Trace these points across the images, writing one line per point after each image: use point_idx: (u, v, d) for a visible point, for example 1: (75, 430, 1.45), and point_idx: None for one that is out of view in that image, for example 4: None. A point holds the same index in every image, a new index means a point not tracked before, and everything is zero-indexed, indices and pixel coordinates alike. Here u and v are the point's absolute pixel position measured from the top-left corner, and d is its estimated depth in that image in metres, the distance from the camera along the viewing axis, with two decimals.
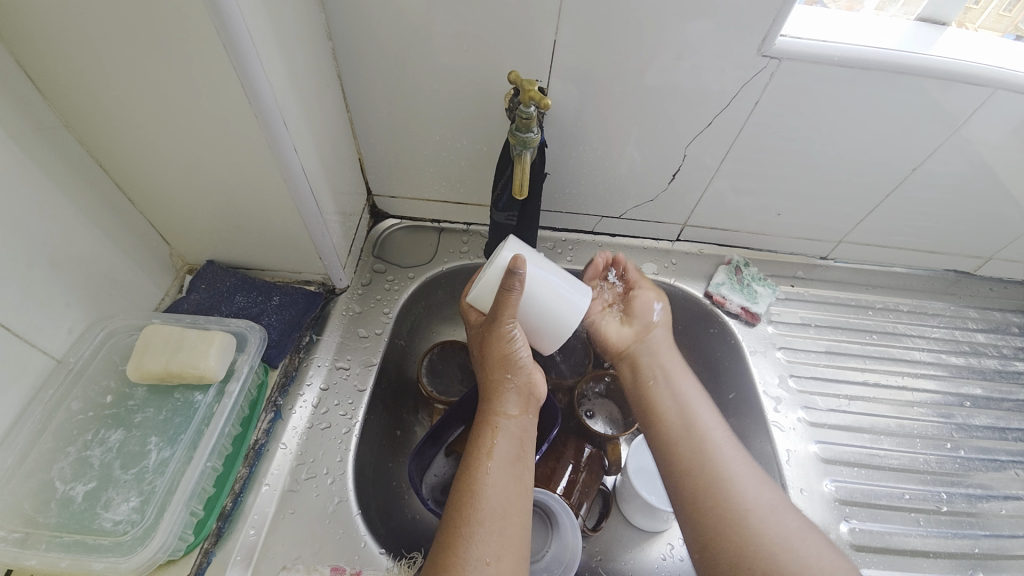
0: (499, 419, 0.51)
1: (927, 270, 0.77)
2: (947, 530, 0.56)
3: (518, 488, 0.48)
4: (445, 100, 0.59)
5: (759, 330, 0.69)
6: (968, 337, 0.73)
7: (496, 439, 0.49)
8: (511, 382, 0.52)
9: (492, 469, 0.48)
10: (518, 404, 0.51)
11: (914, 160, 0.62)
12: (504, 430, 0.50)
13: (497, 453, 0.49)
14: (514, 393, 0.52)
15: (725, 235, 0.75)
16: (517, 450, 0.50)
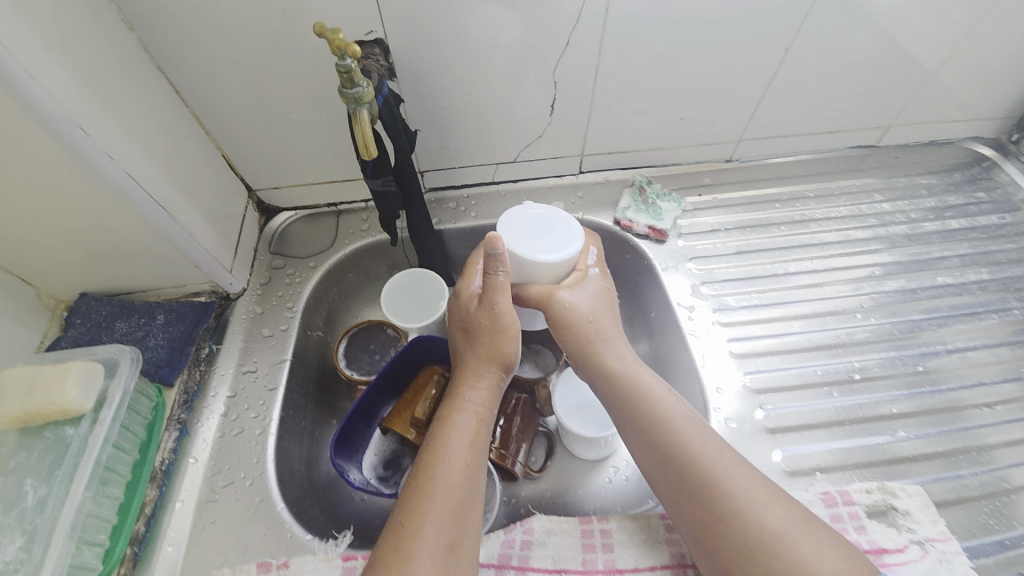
0: (469, 407, 0.50)
1: (831, 152, 0.77)
2: (867, 397, 0.57)
3: (478, 478, 0.46)
4: (286, 70, 0.54)
5: (669, 245, 0.69)
6: (874, 210, 0.73)
7: (463, 425, 0.48)
8: (489, 371, 0.52)
9: (453, 455, 0.46)
10: (489, 397, 0.51)
11: (786, 37, 0.60)
12: (471, 416, 0.49)
13: (460, 437, 0.47)
14: (486, 384, 0.51)
15: (625, 157, 0.73)
16: (480, 436, 0.49)
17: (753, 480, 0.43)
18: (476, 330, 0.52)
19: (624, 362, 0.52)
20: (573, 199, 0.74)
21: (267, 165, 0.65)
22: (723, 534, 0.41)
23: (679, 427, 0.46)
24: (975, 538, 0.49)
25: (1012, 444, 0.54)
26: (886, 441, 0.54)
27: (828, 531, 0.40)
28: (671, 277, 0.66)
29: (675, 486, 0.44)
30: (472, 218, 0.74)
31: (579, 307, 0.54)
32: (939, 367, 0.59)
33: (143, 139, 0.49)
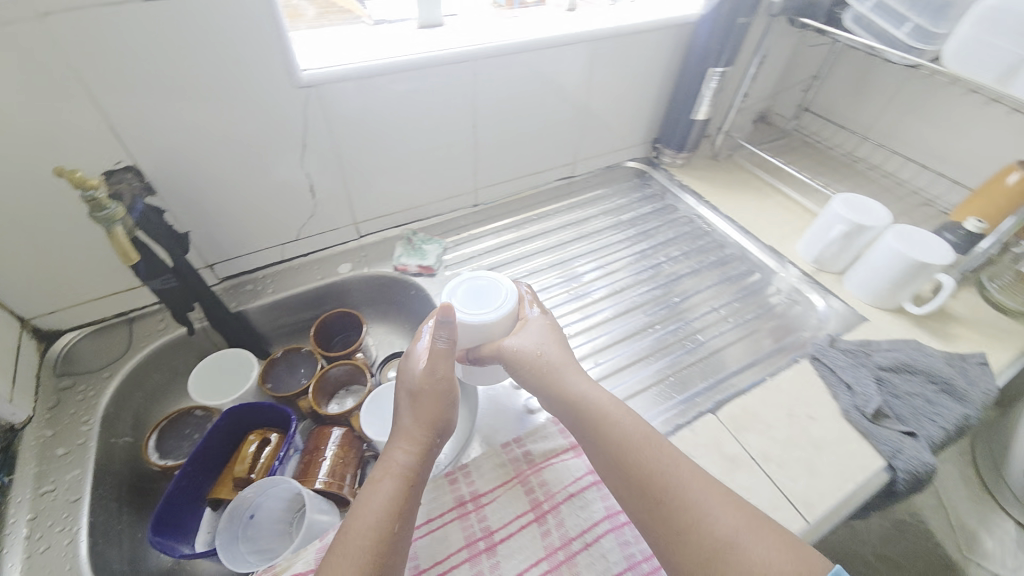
0: (404, 466, 0.55)
1: (542, 185, 1.08)
2: (583, 343, 0.81)
3: (399, 544, 0.50)
4: (44, 205, 0.61)
5: (439, 276, 0.88)
6: (574, 220, 1.05)
7: (400, 485, 0.54)
8: (425, 439, 0.58)
9: (381, 519, 0.50)
10: (417, 461, 0.56)
11: (468, 119, 0.86)
12: (416, 467, 0.56)
13: (393, 505, 0.52)
14: (418, 449, 0.57)
15: (393, 218, 0.92)
16: (407, 505, 0.53)
17: (697, 481, 0.53)
18: (421, 395, 0.60)
19: (570, 390, 0.63)
20: (357, 258, 0.90)
21: (40, 293, 0.68)
22: (692, 531, 0.50)
23: (626, 441, 0.57)
24: (658, 407, 0.72)
25: (671, 345, 0.82)
26: (593, 369, 0.78)
27: (768, 533, 0.49)
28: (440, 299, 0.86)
29: (641, 500, 0.54)
30: (269, 293, 0.85)
31: (528, 346, 0.67)
32: (624, 308, 0.87)
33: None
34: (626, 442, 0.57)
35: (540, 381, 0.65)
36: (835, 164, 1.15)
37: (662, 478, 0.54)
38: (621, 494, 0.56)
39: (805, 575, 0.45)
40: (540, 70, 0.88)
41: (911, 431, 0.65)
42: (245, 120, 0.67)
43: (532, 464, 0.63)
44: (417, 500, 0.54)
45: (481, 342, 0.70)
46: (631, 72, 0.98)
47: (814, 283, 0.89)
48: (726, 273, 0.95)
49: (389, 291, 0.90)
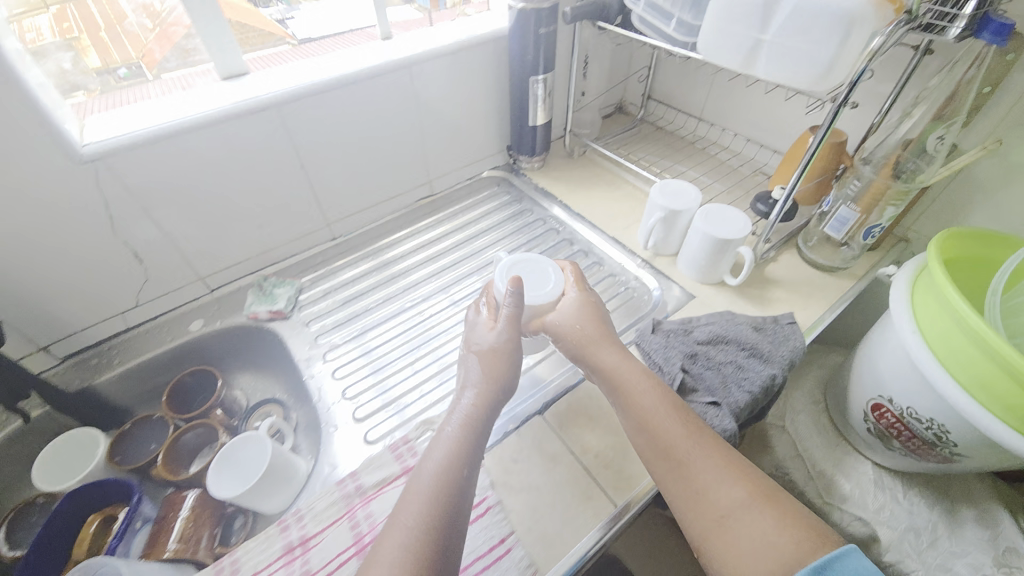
0: (465, 430, 0.62)
1: (404, 209, 1.11)
2: (433, 363, 0.82)
3: (461, 501, 0.55)
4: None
5: (291, 318, 0.89)
6: (434, 239, 1.07)
7: (463, 446, 0.60)
8: (512, 365, 0.70)
9: (450, 463, 0.57)
10: (462, 427, 0.62)
11: (294, 163, 0.88)
12: (460, 434, 0.61)
13: (462, 455, 0.59)
14: (478, 404, 0.65)
15: (243, 266, 0.93)
16: (468, 454, 0.60)
17: (714, 459, 0.60)
18: (495, 351, 0.71)
19: (614, 362, 0.71)
20: (209, 313, 0.91)
21: None
22: (708, 495, 0.58)
23: (654, 413, 0.65)
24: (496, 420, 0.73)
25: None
26: (441, 389, 0.79)
27: (775, 512, 0.54)
28: (294, 341, 0.86)
29: (661, 466, 0.62)
30: (119, 363, 0.84)
31: (574, 329, 0.75)
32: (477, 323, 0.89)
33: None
34: (651, 421, 0.64)
35: (585, 362, 0.73)
36: (682, 147, 1.21)
37: (674, 446, 0.61)
38: (650, 463, 0.63)
39: (814, 550, 0.50)
40: (359, 105, 0.89)
41: (715, 401, 0.70)
42: (33, 208, 0.67)
43: (362, 496, 0.65)
44: (480, 444, 0.62)
45: (528, 317, 0.80)
46: (460, 91, 1.02)
47: (652, 269, 0.94)
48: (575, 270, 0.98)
49: (249, 338, 0.92)
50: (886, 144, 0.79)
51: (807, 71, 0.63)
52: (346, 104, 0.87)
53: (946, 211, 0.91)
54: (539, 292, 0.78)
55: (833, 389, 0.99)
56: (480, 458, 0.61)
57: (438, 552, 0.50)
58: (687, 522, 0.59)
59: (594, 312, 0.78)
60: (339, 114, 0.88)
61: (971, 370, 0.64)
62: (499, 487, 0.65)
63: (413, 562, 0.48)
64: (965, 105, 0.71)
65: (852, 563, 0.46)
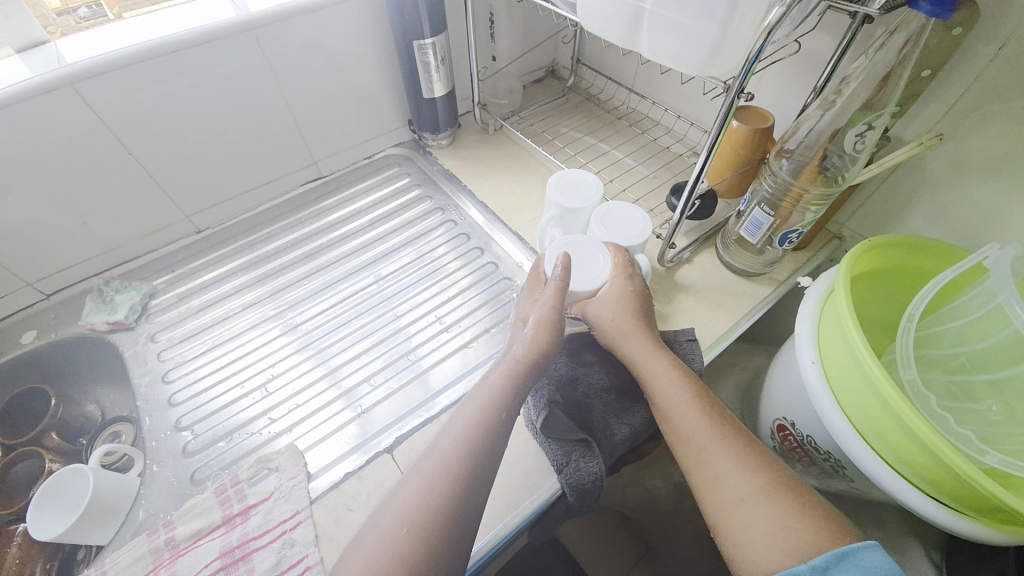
0: (486, 405, 0.59)
1: (286, 194, 0.99)
2: (283, 386, 0.73)
3: (471, 484, 0.53)
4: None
5: (133, 330, 0.80)
6: (314, 231, 0.95)
7: (486, 420, 0.57)
8: (545, 348, 0.65)
9: (458, 449, 0.55)
10: (492, 395, 0.60)
11: (120, 146, 0.74)
12: (466, 429, 0.57)
13: (475, 435, 0.56)
14: (500, 380, 0.61)
15: (83, 267, 0.82)
16: (489, 426, 0.57)
17: (730, 447, 0.55)
18: (551, 314, 0.66)
19: (637, 352, 0.64)
20: (45, 323, 0.80)
21: None
22: (714, 502, 0.53)
23: (667, 390, 0.60)
24: (335, 458, 0.65)
25: (383, 369, 0.75)
26: (286, 415, 0.70)
27: (793, 500, 0.50)
28: (134, 356, 0.77)
29: (685, 445, 0.57)
30: None
31: (604, 310, 0.68)
32: (342, 334, 0.79)
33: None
34: (668, 389, 0.60)
35: (611, 343, 0.67)
36: (611, 121, 1.07)
37: (689, 435, 0.57)
38: (674, 443, 0.58)
39: (826, 540, 0.46)
40: (195, 74, 0.74)
41: (584, 438, 0.63)
42: None
43: (173, 551, 0.57)
44: (513, 410, 0.60)
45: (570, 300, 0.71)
46: (337, 56, 0.86)
47: None
48: (465, 272, 0.87)
49: (95, 348, 0.82)
50: (808, 137, 0.66)
51: (690, 51, 0.51)
52: (180, 78, 0.73)
53: (881, 213, 0.80)
54: (587, 278, 0.68)
55: (751, 399, 0.91)
56: (502, 437, 0.57)
57: (420, 556, 0.47)
58: (704, 507, 0.55)
59: (621, 299, 0.67)
60: (174, 90, 0.74)
61: (866, 413, 0.56)
62: (326, 542, 0.56)
63: (385, 566, 0.46)
64: (896, 92, 0.58)
65: (865, 559, 0.42)
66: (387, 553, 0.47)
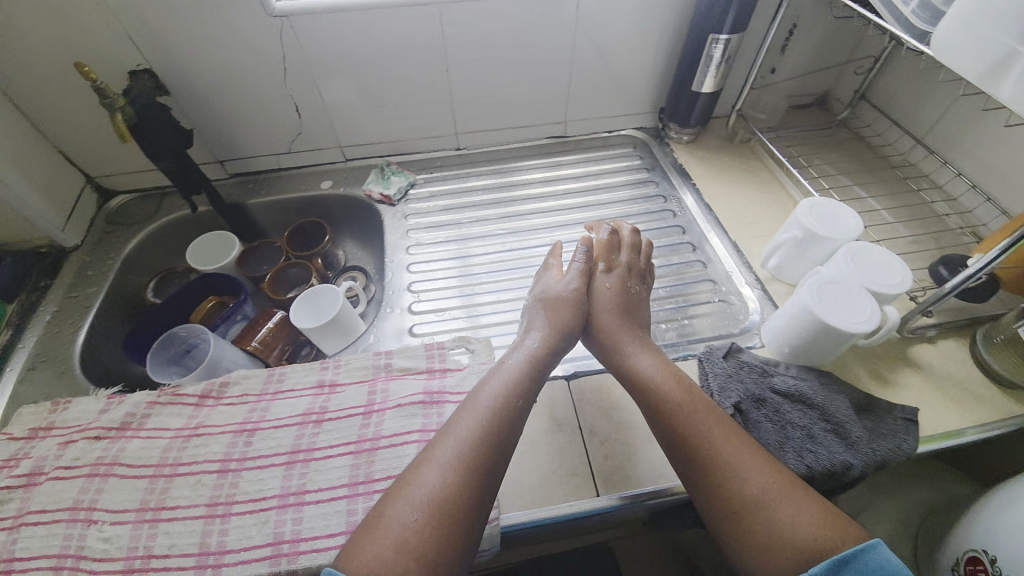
0: (444, 437, 0.56)
1: (531, 140, 1.10)
2: (489, 292, 0.85)
3: (502, 446, 0.56)
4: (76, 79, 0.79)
5: (396, 207, 0.99)
6: (547, 178, 1.05)
7: (441, 451, 0.54)
8: (548, 330, 0.72)
9: (472, 453, 0.54)
10: (446, 452, 0.54)
11: (443, 63, 0.91)
12: (448, 455, 0.54)
13: (425, 463, 0.54)
14: (451, 446, 0.55)
15: (376, 147, 1.03)
16: (473, 476, 0.52)
17: (748, 465, 0.54)
18: (554, 299, 0.75)
19: (631, 350, 0.69)
20: (339, 178, 1.03)
21: (96, 154, 0.91)
22: (743, 512, 0.52)
23: (658, 381, 0.64)
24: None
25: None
26: (489, 315, 0.82)
27: (804, 501, 0.51)
28: (389, 227, 0.96)
29: (714, 485, 0.54)
30: (264, 195, 1.01)
31: (599, 296, 0.76)
32: None
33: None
34: (680, 386, 0.63)
35: (600, 340, 0.73)
36: (878, 169, 0.97)
37: (718, 468, 0.55)
38: (669, 438, 0.59)
39: (844, 541, 0.47)
40: (521, 20, 0.86)
41: None
42: (237, 46, 0.80)
43: (388, 372, 0.72)
44: (528, 402, 0.62)
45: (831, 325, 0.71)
46: (631, 33, 0.92)
47: (762, 292, 0.81)
48: (668, 260, 0.89)
49: (363, 211, 1.03)
50: None
51: None
52: (507, 19, 0.86)
53: None
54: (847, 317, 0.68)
55: (937, 520, 0.78)
56: (513, 443, 0.58)
57: (435, 558, 0.46)
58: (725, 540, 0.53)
59: (609, 296, 0.76)
60: (499, 28, 0.87)
61: None
62: None
63: (408, 558, 0.46)
64: None
65: (880, 554, 0.43)
66: (447, 501, 0.50)
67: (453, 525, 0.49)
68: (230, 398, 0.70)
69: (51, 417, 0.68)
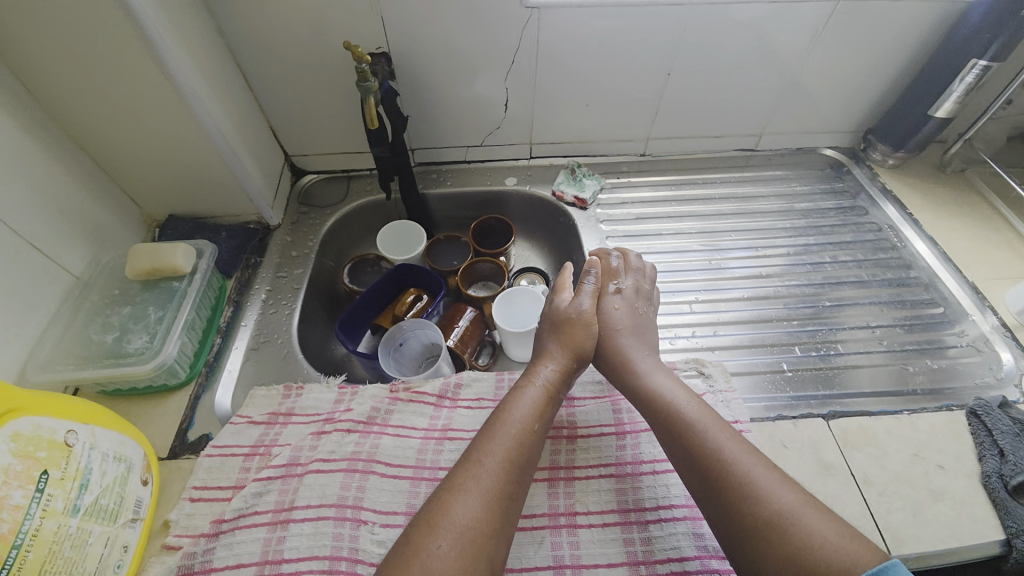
0: (470, 457, 0.54)
1: (720, 151, 1.04)
2: (709, 312, 0.83)
3: (523, 475, 0.54)
4: (313, 60, 0.79)
5: (588, 211, 0.95)
6: (743, 194, 1.00)
7: (466, 469, 0.53)
8: (565, 359, 0.65)
9: (494, 474, 0.52)
10: (461, 471, 0.52)
11: (666, 66, 0.86)
12: (453, 476, 0.52)
13: (465, 474, 0.52)
14: (466, 467, 0.53)
15: (564, 147, 0.99)
16: (486, 503, 0.50)
17: (761, 490, 0.49)
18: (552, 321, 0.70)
19: (640, 369, 0.63)
20: (524, 175, 1.00)
21: (301, 134, 0.90)
22: (773, 538, 0.46)
23: (674, 399, 0.59)
24: (753, 394, 0.72)
25: (801, 344, 0.78)
26: (710, 336, 0.80)
27: (831, 522, 0.46)
28: (585, 233, 0.93)
29: (725, 520, 0.50)
30: (448, 186, 0.99)
31: (615, 309, 0.71)
32: (761, 295, 0.85)
33: (220, 107, 0.73)
34: (661, 409, 0.59)
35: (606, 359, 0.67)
36: None
37: (728, 502, 0.50)
38: (686, 458, 0.55)
39: (857, 558, 0.43)
40: (763, 27, 0.81)
41: None
42: (476, 35, 0.78)
43: None
44: (546, 429, 0.60)
45: None
46: (867, 48, 0.86)
47: (1010, 338, 0.76)
48: (898, 295, 0.83)
49: (545, 212, 1.00)
50: None
51: None
52: (748, 25, 0.81)
53: None
54: None
55: None
56: (529, 461, 0.56)
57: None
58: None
59: (609, 322, 0.69)
60: (736, 33, 0.82)
61: None
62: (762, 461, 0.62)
63: None
64: None
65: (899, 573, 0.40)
66: (453, 544, 0.47)
67: (473, 555, 0.47)
68: (465, 401, 0.67)
69: (289, 402, 0.67)
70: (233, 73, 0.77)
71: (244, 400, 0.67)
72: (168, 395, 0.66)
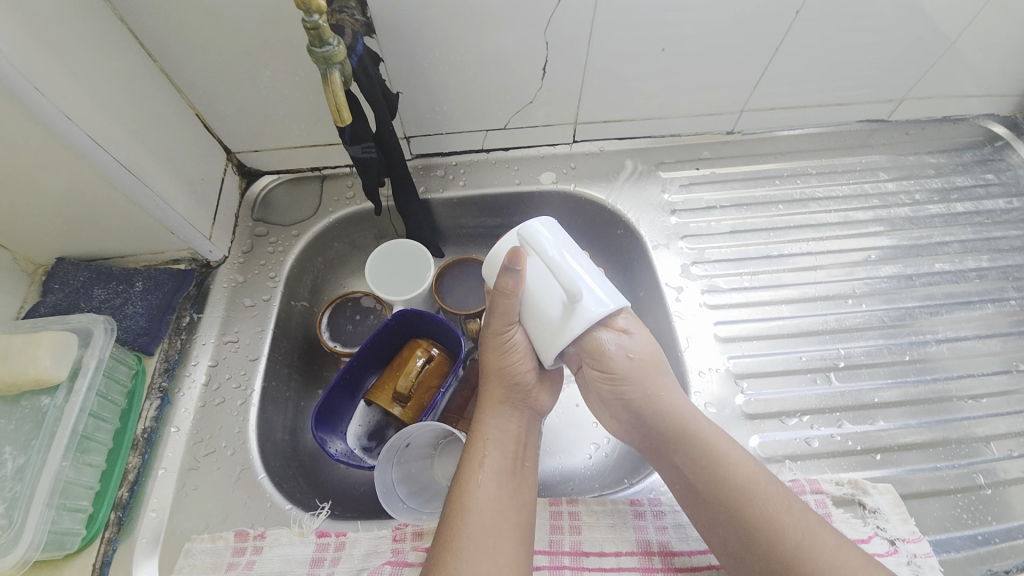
0: (454, 523, 0.40)
1: (842, 125, 0.73)
2: (853, 384, 0.56)
3: (524, 454, 0.45)
4: (231, 1, 0.48)
5: (661, 222, 0.67)
6: (879, 189, 0.70)
7: (453, 532, 0.39)
8: (513, 395, 0.46)
9: (486, 518, 0.40)
10: (457, 533, 0.39)
11: (795, 1, 0.55)
12: (444, 550, 0.38)
13: (455, 537, 0.39)
14: (457, 525, 0.39)
15: (623, 127, 0.70)
16: (487, 547, 0.38)
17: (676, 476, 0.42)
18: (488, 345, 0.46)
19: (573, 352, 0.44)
20: (565, 168, 0.71)
21: (239, 122, 0.61)
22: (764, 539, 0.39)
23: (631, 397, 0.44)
24: (945, 530, 0.49)
25: (995, 438, 0.54)
26: (863, 427, 0.54)
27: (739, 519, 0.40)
28: (663, 257, 0.65)
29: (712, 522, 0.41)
30: (461, 187, 0.70)
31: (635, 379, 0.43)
32: (926, 356, 0.58)
33: (81, 83, 0.44)
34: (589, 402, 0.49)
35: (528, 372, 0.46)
36: None
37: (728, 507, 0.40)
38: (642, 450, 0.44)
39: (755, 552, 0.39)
40: None
41: None
42: None
43: None
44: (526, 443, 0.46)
45: None
46: None
47: None
48: None
49: (596, 221, 0.71)
50: None
51: None
52: None
53: None
54: None
55: None
56: (523, 483, 0.43)
57: None
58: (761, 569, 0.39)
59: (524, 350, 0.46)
60: None
61: None
62: None
63: None
64: None
65: None
66: (480, 552, 0.38)
67: (501, 554, 0.38)
68: None
69: (241, 570, 0.44)
70: (109, 26, 0.48)
71: (177, 558, 0.45)
72: (60, 566, 0.44)
